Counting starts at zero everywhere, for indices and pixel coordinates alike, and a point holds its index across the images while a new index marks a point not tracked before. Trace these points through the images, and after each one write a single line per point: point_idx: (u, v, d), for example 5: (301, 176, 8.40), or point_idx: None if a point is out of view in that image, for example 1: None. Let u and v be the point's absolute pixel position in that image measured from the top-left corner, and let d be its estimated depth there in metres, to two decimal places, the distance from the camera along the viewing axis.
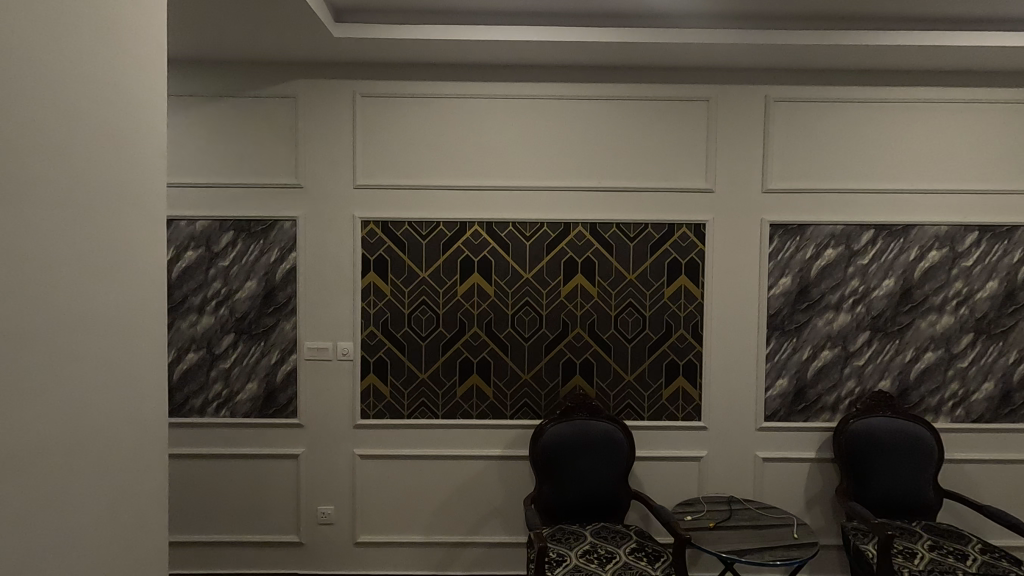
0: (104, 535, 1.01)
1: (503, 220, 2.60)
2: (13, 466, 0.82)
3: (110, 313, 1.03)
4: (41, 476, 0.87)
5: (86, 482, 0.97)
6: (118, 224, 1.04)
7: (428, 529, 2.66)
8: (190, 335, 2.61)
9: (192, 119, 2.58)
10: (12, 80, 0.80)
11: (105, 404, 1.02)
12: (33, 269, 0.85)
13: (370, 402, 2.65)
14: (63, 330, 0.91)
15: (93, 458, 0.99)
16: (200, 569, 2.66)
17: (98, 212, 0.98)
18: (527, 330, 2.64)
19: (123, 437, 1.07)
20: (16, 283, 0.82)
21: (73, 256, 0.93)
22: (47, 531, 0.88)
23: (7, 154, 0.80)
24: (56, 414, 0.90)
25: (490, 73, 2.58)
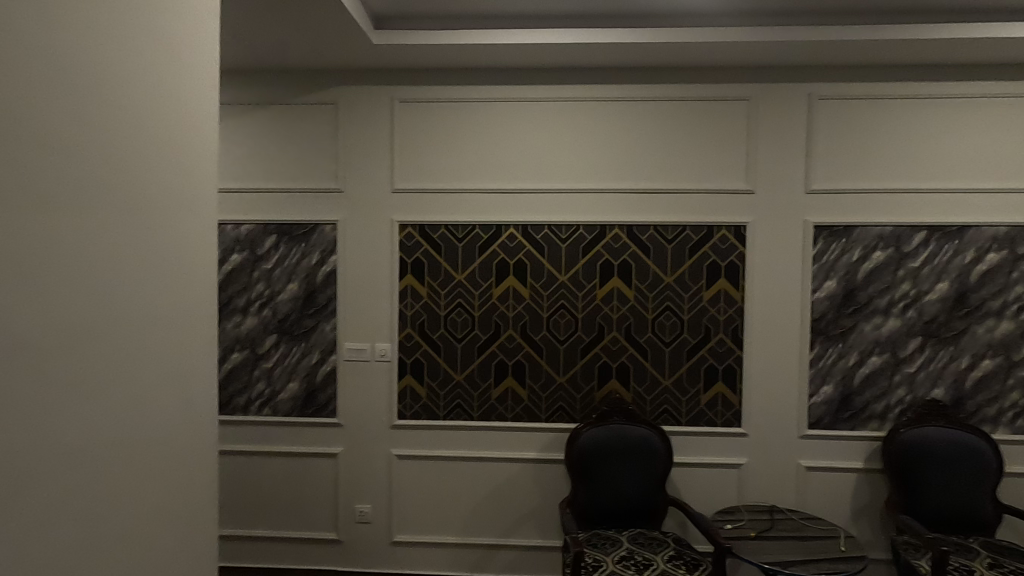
0: (158, 526, 1.06)
1: (539, 222, 2.60)
2: (77, 460, 0.86)
3: (165, 314, 1.07)
4: (100, 470, 0.91)
5: (139, 479, 1.00)
6: (174, 229, 1.09)
7: (463, 529, 2.68)
8: (235, 335, 2.70)
9: (238, 127, 2.67)
10: (78, 91, 0.85)
11: (158, 403, 1.06)
12: (94, 273, 0.89)
13: (407, 403, 2.69)
14: (118, 330, 0.95)
15: (147, 454, 1.03)
16: (244, 563, 2.74)
17: (155, 217, 1.03)
18: (563, 333, 2.63)
19: (176, 434, 1.12)
20: (83, 284, 0.87)
21: (132, 260, 0.97)
22: (106, 523, 0.92)
23: (71, 162, 0.84)
24: (114, 411, 0.94)
25: (526, 77, 2.59)
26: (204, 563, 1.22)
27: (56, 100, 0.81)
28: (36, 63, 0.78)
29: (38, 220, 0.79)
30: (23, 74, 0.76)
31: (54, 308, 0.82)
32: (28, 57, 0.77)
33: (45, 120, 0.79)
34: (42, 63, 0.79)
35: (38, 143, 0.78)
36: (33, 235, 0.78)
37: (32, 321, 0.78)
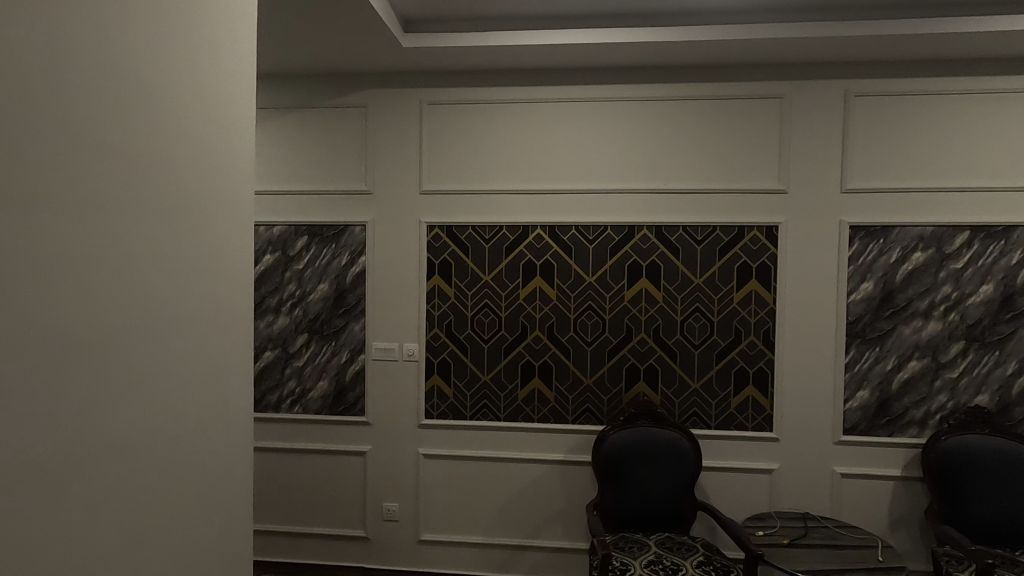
0: (197, 520, 1.09)
1: (566, 223, 2.60)
2: (126, 454, 0.90)
3: (204, 313, 1.10)
4: (145, 465, 0.94)
5: (179, 473, 1.03)
6: (214, 231, 1.12)
7: (489, 529, 2.68)
8: (267, 334, 2.76)
9: (271, 130, 2.74)
10: (132, 101, 0.88)
11: (197, 399, 1.08)
12: (143, 275, 0.92)
13: (434, 403, 2.70)
14: (163, 329, 0.98)
15: (187, 450, 1.06)
16: (275, 557, 2.80)
17: (197, 220, 1.07)
18: (590, 334, 2.62)
19: (215, 430, 1.15)
20: (132, 285, 0.90)
21: (176, 262, 1.01)
22: (150, 516, 0.95)
23: (125, 168, 0.87)
24: (158, 407, 0.97)
25: (554, 77, 2.59)
26: (240, 556, 1.25)
27: (109, 106, 0.84)
28: (92, 71, 0.81)
29: (96, 222, 0.82)
30: (80, 82, 0.79)
31: (107, 307, 0.85)
32: (85, 65, 0.79)
33: (100, 126, 0.82)
34: (97, 71, 0.82)
35: (96, 149, 0.82)
36: (88, 236, 0.81)
37: (88, 320, 0.81)
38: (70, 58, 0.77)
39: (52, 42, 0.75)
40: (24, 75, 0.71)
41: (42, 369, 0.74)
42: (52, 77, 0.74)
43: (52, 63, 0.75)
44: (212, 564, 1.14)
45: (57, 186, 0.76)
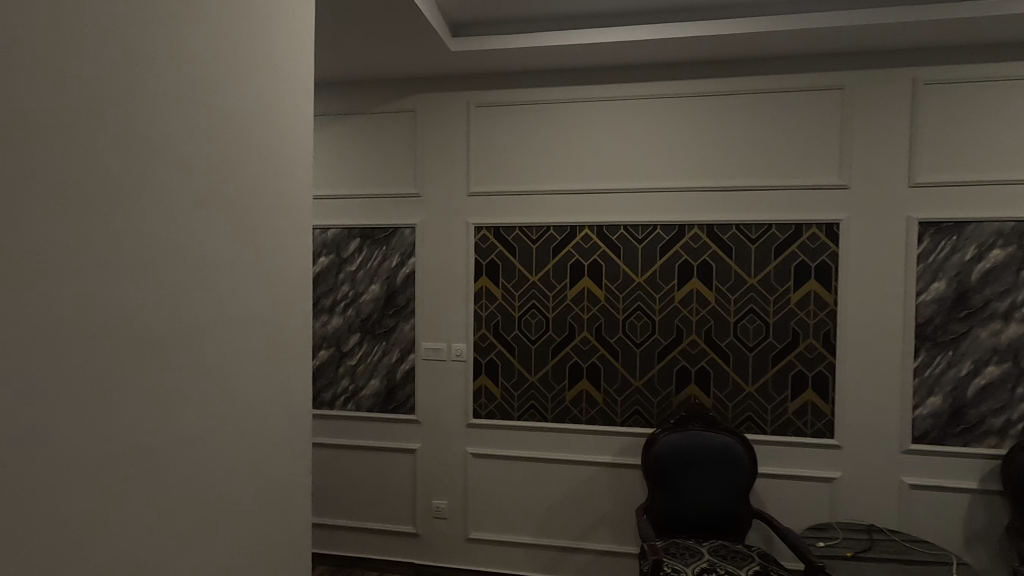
0: (260, 511, 1.14)
1: (614, 223, 2.57)
2: (197, 448, 0.94)
3: (266, 314, 1.15)
4: (214, 458, 0.99)
5: (243, 467, 1.08)
6: (276, 235, 1.17)
7: (536, 530, 2.68)
8: (322, 333, 2.86)
9: (325, 137, 2.83)
10: (202, 115, 0.93)
11: (260, 396, 1.13)
12: (212, 278, 0.97)
13: (482, 402, 2.73)
14: (230, 329, 1.03)
15: (252, 445, 1.10)
16: (329, 550, 2.89)
17: (261, 225, 1.12)
18: (639, 335, 2.58)
19: (277, 426, 1.19)
20: (203, 288, 0.95)
21: (241, 265, 1.06)
22: (217, 507, 1.00)
23: (197, 178, 0.93)
24: (226, 403, 1.02)
25: (601, 77, 2.57)
26: (300, 547, 1.30)
27: (181, 120, 0.89)
28: (163, 83, 0.85)
29: (171, 230, 0.87)
30: (155, 93, 0.83)
31: (181, 309, 0.90)
32: (159, 79, 0.84)
33: (173, 137, 0.87)
34: (169, 85, 0.86)
35: (172, 161, 0.87)
36: (164, 241, 0.86)
37: (163, 322, 0.86)
38: (144, 72, 0.81)
39: (131, 59, 0.79)
40: (107, 89, 0.75)
41: (124, 366, 0.79)
42: (131, 91, 0.79)
43: (131, 77, 0.79)
44: (275, 553, 1.19)
45: (138, 195, 0.80)
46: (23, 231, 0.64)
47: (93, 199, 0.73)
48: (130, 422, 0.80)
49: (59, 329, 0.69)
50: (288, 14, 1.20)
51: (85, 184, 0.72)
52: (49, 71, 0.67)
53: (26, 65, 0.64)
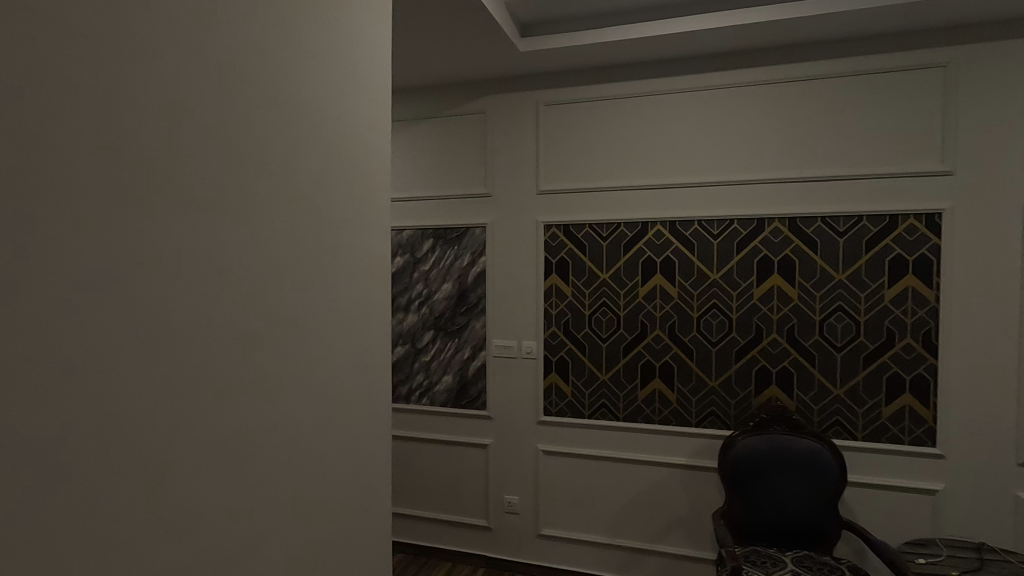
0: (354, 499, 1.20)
1: (688, 218, 2.50)
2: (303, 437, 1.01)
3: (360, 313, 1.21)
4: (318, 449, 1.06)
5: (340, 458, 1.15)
6: (368, 239, 1.24)
7: (609, 530, 2.66)
8: (399, 330, 2.99)
9: (401, 142, 2.95)
10: (302, 126, 1.00)
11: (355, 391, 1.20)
12: (311, 279, 1.04)
13: (553, 400, 2.74)
14: (328, 328, 1.09)
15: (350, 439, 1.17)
16: (406, 538, 3.01)
17: (355, 229, 1.18)
18: (715, 334, 2.49)
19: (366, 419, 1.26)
20: (304, 289, 1.02)
21: (339, 265, 1.13)
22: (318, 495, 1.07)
23: (299, 185, 0.99)
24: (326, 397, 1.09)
25: (673, 68, 2.51)
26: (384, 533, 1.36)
27: (285, 132, 0.95)
28: (270, 99, 0.91)
29: (276, 235, 0.94)
30: (263, 108, 0.89)
31: (285, 308, 0.97)
32: (267, 94, 0.90)
33: (277, 148, 0.93)
34: (275, 99, 0.92)
35: (278, 171, 0.94)
36: (271, 246, 0.93)
37: (270, 321, 0.93)
38: (254, 87, 0.88)
39: (241, 74, 0.85)
40: (223, 106, 0.82)
41: (240, 361, 0.86)
42: (243, 106, 0.85)
43: (244, 95, 0.85)
44: (373, 540, 1.25)
45: (249, 203, 0.87)
46: (159, 236, 0.71)
47: (213, 207, 0.80)
48: (245, 412, 0.87)
49: (189, 326, 0.76)
50: (376, 25, 1.26)
51: (207, 193, 0.78)
52: (174, 89, 0.73)
53: (157, 84, 0.71)
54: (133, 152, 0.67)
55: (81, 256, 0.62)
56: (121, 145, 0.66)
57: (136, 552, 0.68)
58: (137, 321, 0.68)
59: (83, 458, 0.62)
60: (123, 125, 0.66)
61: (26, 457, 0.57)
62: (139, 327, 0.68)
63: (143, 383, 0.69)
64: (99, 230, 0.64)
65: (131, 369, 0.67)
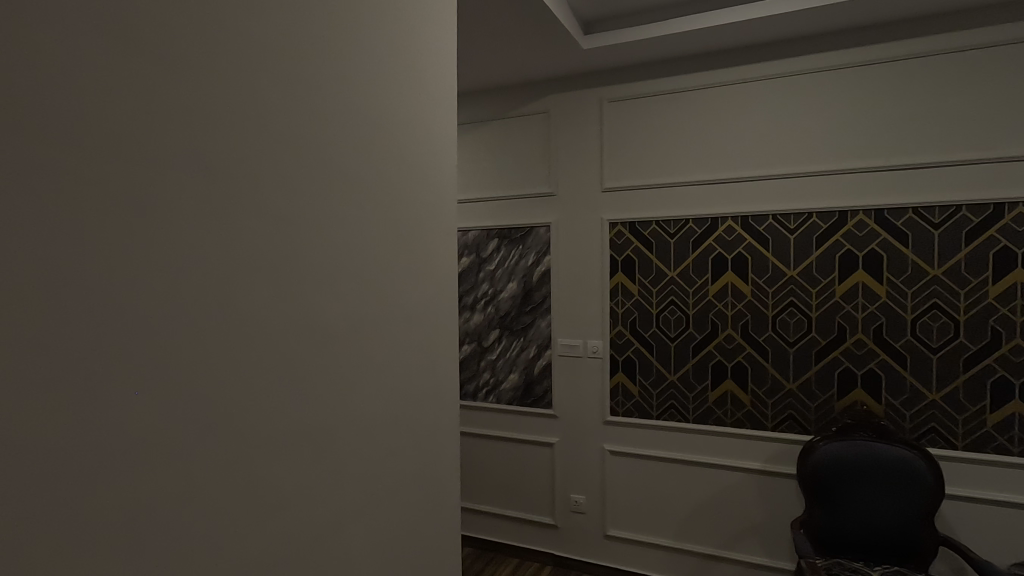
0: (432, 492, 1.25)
1: (761, 212, 2.39)
2: (382, 432, 1.06)
3: (435, 313, 1.25)
4: (396, 442, 1.11)
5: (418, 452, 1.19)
6: (442, 242, 1.27)
7: (679, 534, 2.59)
8: (466, 329, 3.07)
9: (466, 145, 3.02)
10: (380, 136, 1.04)
11: (431, 388, 1.24)
12: (390, 281, 1.09)
13: (620, 400, 2.70)
14: (406, 327, 1.14)
15: (425, 432, 1.22)
16: (475, 533, 3.07)
17: (430, 231, 1.22)
18: (793, 333, 2.37)
19: (442, 415, 1.30)
20: (384, 291, 1.07)
21: (415, 266, 1.17)
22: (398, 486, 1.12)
23: (379, 192, 1.04)
24: (403, 394, 1.14)
25: (744, 56, 2.41)
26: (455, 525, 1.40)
27: (366, 141, 1.00)
28: (353, 111, 0.96)
29: (360, 242, 0.99)
30: (346, 120, 0.94)
31: (367, 310, 1.02)
32: (349, 107, 0.95)
33: (360, 158, 0.98)
34: (357, 111, 0.97)
35: (360, 179, 0.99)
36: (354, 250, 0.98)
37: (354, 322, 0.98)
38: (338, 101, 0.93)
39: (325, 87, 0.90)
40: (310, 122, 0.87)
41: (327, 358, 0.91)
42: (328, 120, 0.90)
43: (328, 109, 0.90)
44: (445, 530, 1.29)
45: (334, 211, 0.92)
46: (255, 245, 0.77)
47: (301, 216, 0.85)
48: (331, 407, 0.93)
49: (280, 327, 0.82)
50: (448, 33, 1.29)
51: (296, 202, 0.84)
52: (268, 108, 0.79)
53: (252, 104, 0.76)
54: (230, 169, 0.73)
55: (192, 266, 0.68)
56: (222, 164, 0.72)
57: (237, 533, 0.75)
58: (236, 323, 0.74)
59: (183, 444, 0.67)
60: (222, 146, 0.72)
61: (141, 443, 0.63)
62: (238, 327, 0.74)
63: (241, 379, 0.75)
64: (206, 240, 0.70)
65: (232, 367, 0.74)
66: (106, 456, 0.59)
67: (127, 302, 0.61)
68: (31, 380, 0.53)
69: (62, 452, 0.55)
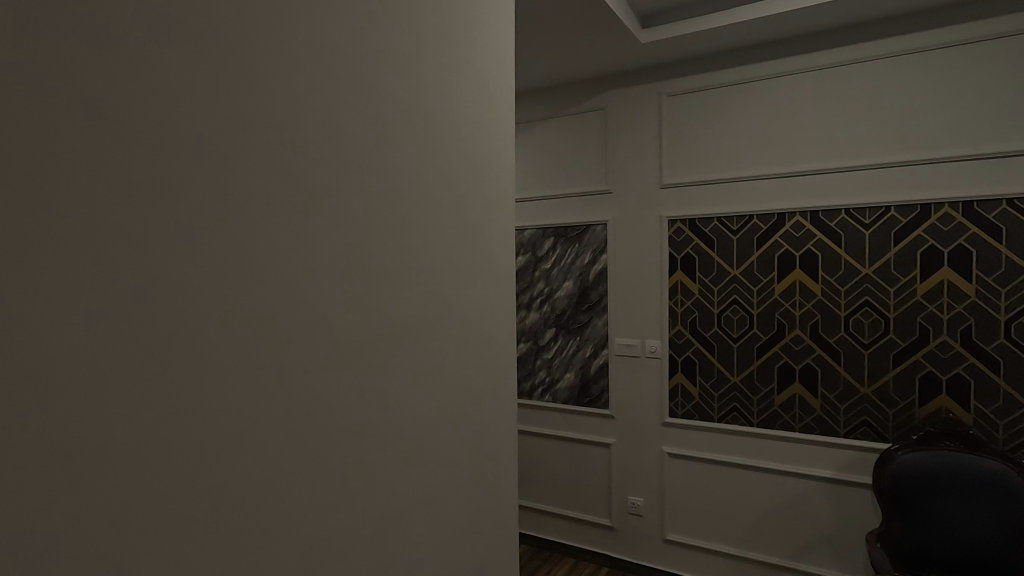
0: (492, 488, 1.26)
1: (834, 207, 2.26)
2: (444, 428, 1.08)
3: (494, 311, 1.27)
4: (457, 437, 1.13)
5: (479, 448, 1.21)
6: (501, 241, 1.29)
7: (743, 541, 2.50)
8: (522, 328, 3.08)
9: (523, 145, 3.03)
10: (442, 137, 1.06)
11: (490, 386, 1.25)
12: (451, 281, 1.11)
13: (679, 401, 2.63)
14: (466, 325, 1.16)
15: (485, 429, 1.23)
16: (531, 530, 3.08)
17: (489, 231, 1.24)
18: (868, 335, 2.23)
19: (502, 413, 1.31)
20: (445, 290, 1.09)
21: (475, 265, 1.19)
22: (460, 481, 1.14)
23: (441, 193, 1.06)
24: (464, 391, 1.15)
25: (814, 43, 2.29)
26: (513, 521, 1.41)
27: (428, 143, 1.02)
28: (416, 114, 0.99)
29: (423, 242, 1.02)
30: (410, 124, 0.97)
31: (430, 307, 1.04)
32: (413, 111, 0.98)
33: (424, 160, 1.01)
34: (420, 115, 1.00)
35: (424, 180, 1.01)
36: (418, 250, 1.00)
37: (417, 320, 1.00)
38: (402, 105, 0.95)
39: (390, 92, 0.92)
40: (377, 126, 0.89)
41: (394, 355, 0.94)
42: (393, 124, 0.93)
43: (393, 113, 0.93)
44: (504, 527, 1.30)
45: (400, 212, 0.95)
46: (329, 247, 0.80)
47: (371, 218, 0.88)
48: (398, 403, 0.95)
49: (351, 325, 0.84)
50: (507, 33, 1.30)
51: (365, 205, 0.87)
52: (340, 114, 0.82)
53: (326, 112, 0.79)
54: (307, 174, 0.76)
55: (275, 268, 0.71)
56: (300, 169, 0.75)
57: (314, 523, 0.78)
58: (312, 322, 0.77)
59: (263, 439, 0.69)
60: (300, 152, 0.75)
61: (230, 437, 0.66)
62: (314, 325, 0.78)
63: (317, 374, 0.78)
64: (287, 242, 0.73)
65: (309, 364, 0.77)
66: (195, 448, 0.62)
67: (219, 302, 0.64)
68: (127, 378, 0.55)
69: (158, 447, 0.58)
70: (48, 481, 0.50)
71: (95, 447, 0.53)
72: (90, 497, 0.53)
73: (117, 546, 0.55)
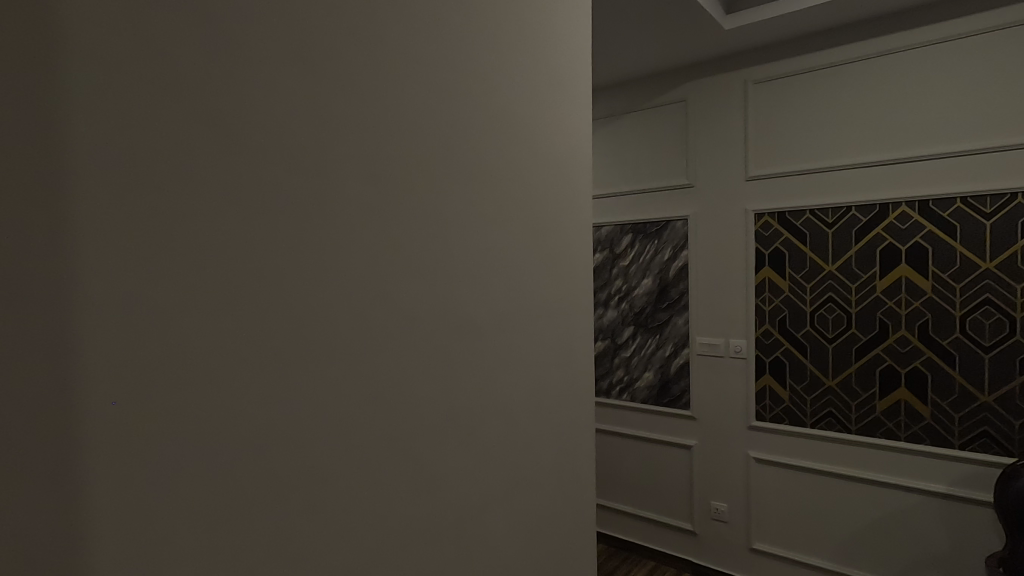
0: (572, 484, 1.27)
1: (947, 196, 2.05)
2: (524, 425, 1.11)
3: (574, 309, 1.28)
4: (536, 434, 1.15)
5: (558, 444, 1.22)
6: (580, 239, 1.29)
7: (839, 556, 2.34)
8: (600, 326, 3.06)
9: (602, 140, 3.00)
10: (520, 139, 1.08)
11: (569, 383, 1.26)
12: (530, 281, 1.12)
13: (767, 404, 2.50)
14: (545, 323, 1.18)
15: (565, 425, 1.25)
16: (609, 530, 3.05)
17: (568, 230, 1.24)
18: (989, 337, 2.01)
19: (582, 410, 1.31)
20: (525, 289, 1.11)
21: (555, 263, 1.21)
22: (541, 477, 1.16)
23: (520, 195, 1.09)
24: (543, 388, 1.17)
25: (922, 16, 2.09)
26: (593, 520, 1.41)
27: (507, 145, 1.05)
28: (495, 117, 1.01)
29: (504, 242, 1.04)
30: (489, 128, 1.00)
31: (510, 306, 1.07)
32: (492, 115, 1.00)
33: (503, 162, 1.04)
34: (499, 117, 1.02)
35: (504, 183, 1.04)
36: (499, 252, 1.03)
37: (499, 319, 1.04)
38: (482, 109, 0.98)
39: (470, 97, 0.95)
40: (459, 132, 0.93)
41: (476, 352, 0.97)
42: (473, 129, 0.96)
43: (473, 118, 0.96)
44: (584, 524, 1.31)
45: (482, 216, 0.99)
46: (417, 251, 0.85)
47: (455, 220, 0.92)
48: (480, 399, 0.98)
49: (438, 324, 0.89)
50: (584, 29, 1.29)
51: (449, 209, 0.91)
52: (424, 123, 0.86)
53: (411, 122, 0.83)
54: (397, 181, 0.81)
55: (370, 270, 0.77)
56: (391, 178, 0.80)
57: (405, 511, 0.83)
58: (403, 321, 0.82)
59: (360, 429, 0.75)
60: (391, 162, 0.80)
61: (332, 426, 0.71)
62: (406, 323, 0.83)
63: (409, 371, 0.83)
64: (380, 246, 0.78)
65: (401, 361, 0.82)
66: (302, 437, 0.68)
67: (321, 305, 0.70)
68: (247, 373, 0.62)
69: (271, 434, 0.64)
70: (181, 462, 0.56)
71: (222, 437, 0.59)
72: (219, 480, 0.59)
73: (240, 522, 0.61)
